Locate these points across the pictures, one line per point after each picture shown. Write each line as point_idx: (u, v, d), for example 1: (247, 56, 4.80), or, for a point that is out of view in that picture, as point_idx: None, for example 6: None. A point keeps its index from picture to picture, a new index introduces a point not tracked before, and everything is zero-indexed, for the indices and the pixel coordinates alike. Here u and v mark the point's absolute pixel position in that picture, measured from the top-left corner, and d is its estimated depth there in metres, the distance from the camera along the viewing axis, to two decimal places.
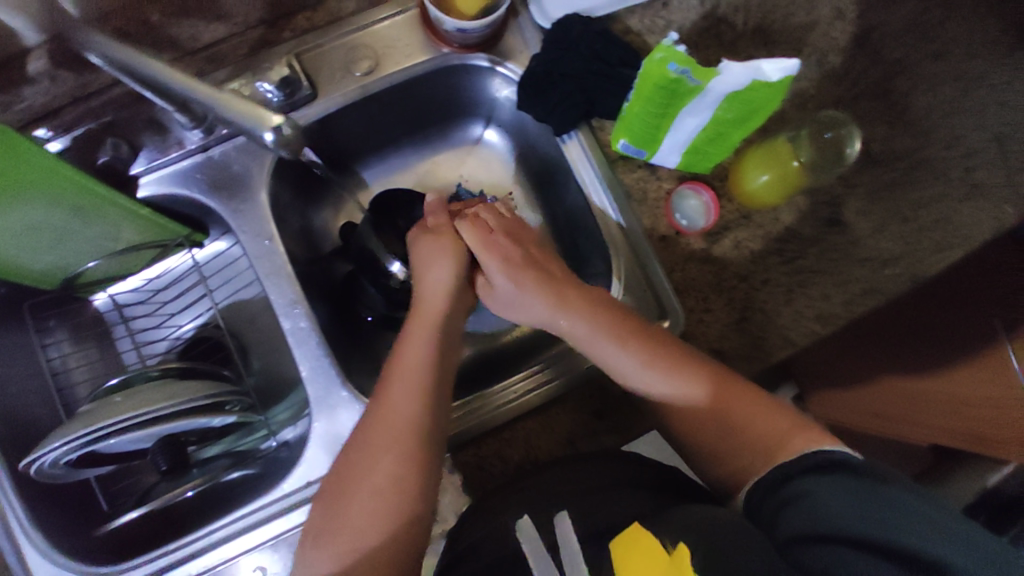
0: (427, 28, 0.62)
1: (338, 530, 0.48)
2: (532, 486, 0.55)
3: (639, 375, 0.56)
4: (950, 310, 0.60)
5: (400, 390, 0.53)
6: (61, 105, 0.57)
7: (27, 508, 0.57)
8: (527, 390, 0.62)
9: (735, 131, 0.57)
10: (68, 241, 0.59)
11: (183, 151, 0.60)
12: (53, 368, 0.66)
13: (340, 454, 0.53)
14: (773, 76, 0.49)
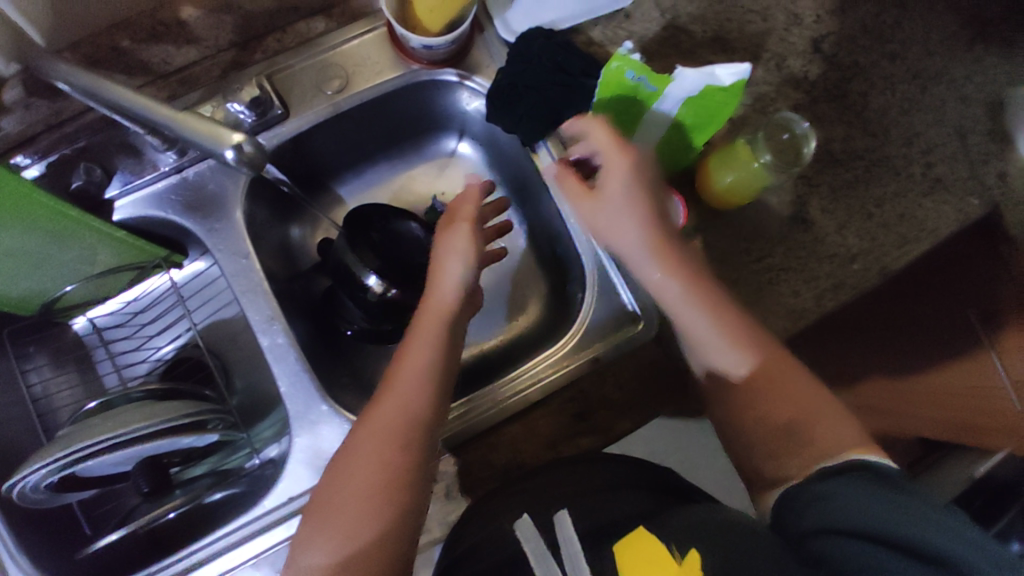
0: (395, 45, 0.63)
1: (336, 522, 0.50)
2: (535, 489, 0.57)
3: (716, 340, 0.56)
4: (922, 307, 0.70)
5: (401, 391, 0.54)
6: (37, 133, 0.56)
7: (15, 534, 0.57)
8: (518, 391, 0.63)
9: (698, 136, 0.60)
10: (45, 265, 0.59)
11: (158, 173, 0.62)
12: (33, 395, 0.66)
13: (342, 450, 0.53)
14: (727, 81, 0.54)
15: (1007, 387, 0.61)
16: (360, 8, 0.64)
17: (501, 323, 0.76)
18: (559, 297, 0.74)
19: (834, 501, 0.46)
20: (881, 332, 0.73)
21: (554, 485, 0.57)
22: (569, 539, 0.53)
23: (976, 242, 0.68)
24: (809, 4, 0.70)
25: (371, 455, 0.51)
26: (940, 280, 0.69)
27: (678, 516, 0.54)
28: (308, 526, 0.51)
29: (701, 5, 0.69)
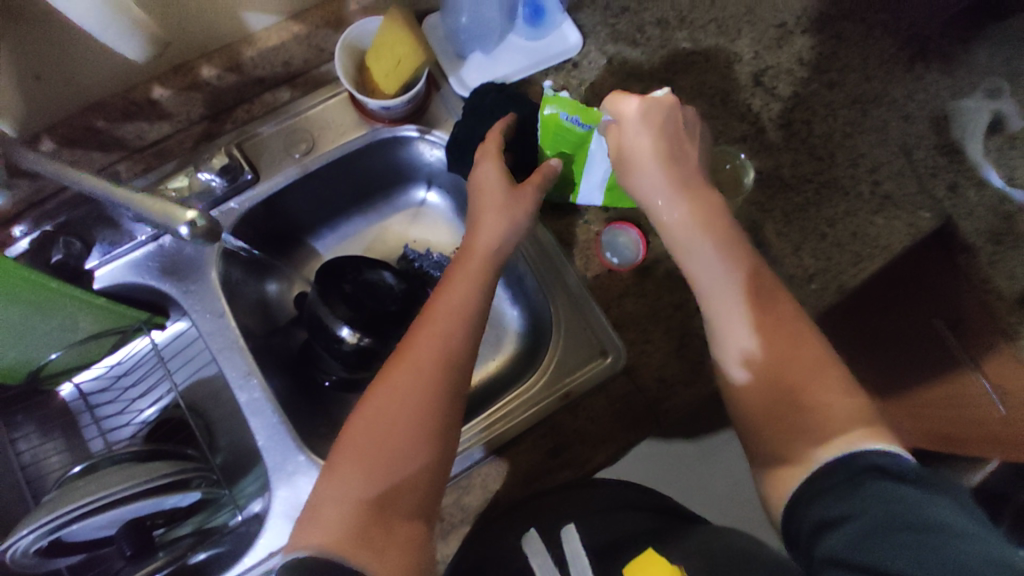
0: (357, 107, 0.67)
1: (368, 462, 0.50)
2: (536, 509, 0.59)
3: (732, 318, 0.55)
4: (894, 315, 0.66)
5: (442, 337, 0.55)
6: (21, 211, 0.61)
7: None
8: (534, 394, 0.65)
9: None
10: (29, 336, 0.62)
11: (134, 242, 0.65)
12: (22, 462, 0.67)
13: (384, 389, 0.53)
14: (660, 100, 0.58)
15: (992, 400, 0.57)
16: (323, 76, 0.69)
17: (480, 361, 0.77)
18: (533, 335, 0.75)
19: (847, 521, 0.43)
20: (891, 341, 0.65)
21: (561, 506, 0.59)
22: (577, 553, 0.52)
23: (933, 253, 0.68)
24: (747, 42, 0.74)
25: (409, 399, 0.52)
26: (910, 275, 0.68)
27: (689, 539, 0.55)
28: (334, 468, 0.51)
29: (646, 50, 0.73)
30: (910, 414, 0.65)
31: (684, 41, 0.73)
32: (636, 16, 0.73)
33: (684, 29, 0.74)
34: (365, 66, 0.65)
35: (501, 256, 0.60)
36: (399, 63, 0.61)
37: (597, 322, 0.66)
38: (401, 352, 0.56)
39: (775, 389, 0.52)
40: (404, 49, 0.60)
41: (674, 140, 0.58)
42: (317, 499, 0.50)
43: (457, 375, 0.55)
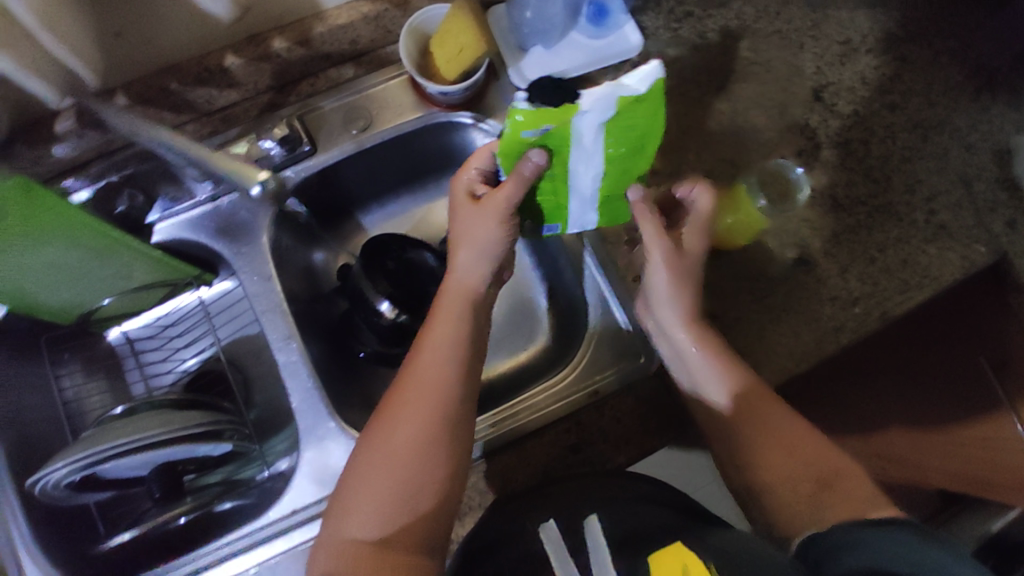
0: (416, 91, 0.69)
1: (371, 498, 0.52)
2: (552, 503, 0.58)
3: (716, 381, 0.58)
4: (933, 350, 0.67)
5: (431, 371, 0.57)
6: (89, 159, 0.64)
7: (31, 527, 0.62)
8: (556, 395, 0.65)
9: (639, 160, 0.53)
10: (85, 279, 0.65)
11: (194, 202, 0.68)
12: (65, 398, 0.72)
13: (377, 426, 0.55)
14: (641, 89, 0.45)
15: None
16: (387, 57, 0.71)
17: (511, 351, 0.77)
18: (568, 330, 0.76)
19: (854, 552, 0.44)
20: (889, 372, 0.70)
21: (564, 500, 0.58)
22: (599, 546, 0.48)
23: (985, 288, 0.67)
24: (811, 57, 0.73)
25: (398, 437, 0.54)
26: (948, 321, 0.66)
27: (707, 538, 0.54)
28: (342, 505, 0.52)
29: (705, 57, 0.73)
30: (943, 451, 0.64)
31: (746, 50, 0.73)
32: (699, 23, 0.73)
33: (747, 40, 0.73)
34: (428, 51, 0.66)
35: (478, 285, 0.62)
36: (461, 52, 0.62)
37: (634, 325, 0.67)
38: (392, 389, 0.57)
39: (780, 411, 0.57)
40: (467, 38, 0.61)
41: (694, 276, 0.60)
42: (331, 533, 0.52)
43: (453, 409, 0.55)
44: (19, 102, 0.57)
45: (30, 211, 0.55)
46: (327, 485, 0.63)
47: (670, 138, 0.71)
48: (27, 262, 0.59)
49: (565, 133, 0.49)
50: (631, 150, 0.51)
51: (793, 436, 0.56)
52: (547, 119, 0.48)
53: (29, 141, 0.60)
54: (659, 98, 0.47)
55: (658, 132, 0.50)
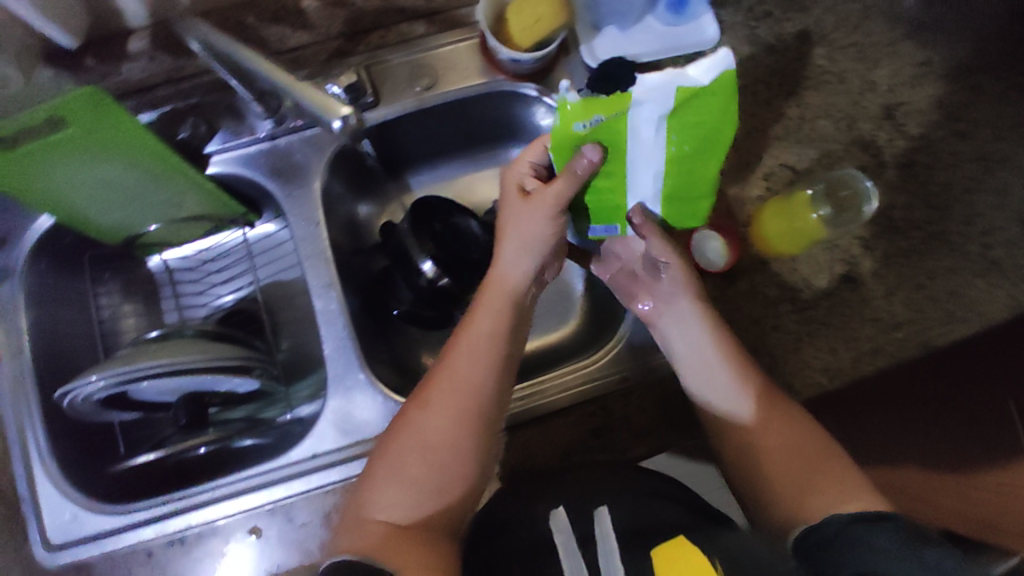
0: (485, 56, 0.69)
1: (401, 477, 0.54)
2: (563, 487, 0.58)
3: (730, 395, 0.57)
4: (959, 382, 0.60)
5: (468, 362, 0.58)
6: (155, 83, 0.65)
7: (45, 432, 0.65)
8: (584, 380, 0.65)
9: (700, 163, 0.50)
10: (139, 202, 0.66)
11: (254, 138, 0.67)
12: (101, 316, 0.73)
13: (412, 409, 0.57)
14: (705, 80, 0.42)
15: None
16: (460, 19, 0.70)
17: (541, 329, 0.78)
18: (600, 316, 0.76)
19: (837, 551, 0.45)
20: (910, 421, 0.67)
21: (579, 486, 0.58)
22: (607, 535, 0.52)
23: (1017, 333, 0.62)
24: (887, 73, 0.71)
25: (434, 426, 0.56)
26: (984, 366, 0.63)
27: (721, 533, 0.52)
28: (371, 481, 0.55)
29: (779, 59, 0.71)
30: (957, 490, 0.56)
31: (820, 58, 0.71)
32: (778, 24, 0.72)
33: (825, 46, 0.71)
34: (503, 18, 0.65)
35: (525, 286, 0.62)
36: (538, 21, 0.63)
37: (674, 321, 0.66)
38: (428, 374, 0.59)
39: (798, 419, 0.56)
40: (547, 8, 0.61)
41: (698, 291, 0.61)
42: (358, 507, 0.54)
43: (487, 402, 0.57)
44: (99, 14, 0.63)
45: (95, 125, 0.55)
46: (350, 435, 0.64)
47: (732, 136, 0.70)
48: (87, 176, 0.60)
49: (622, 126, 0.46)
50: (698, 144, 0.47)
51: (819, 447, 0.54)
52: (604, 111, 0.44)
53: (101, 56, 0.64)
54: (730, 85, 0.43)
55: (730, 123, 0.46)
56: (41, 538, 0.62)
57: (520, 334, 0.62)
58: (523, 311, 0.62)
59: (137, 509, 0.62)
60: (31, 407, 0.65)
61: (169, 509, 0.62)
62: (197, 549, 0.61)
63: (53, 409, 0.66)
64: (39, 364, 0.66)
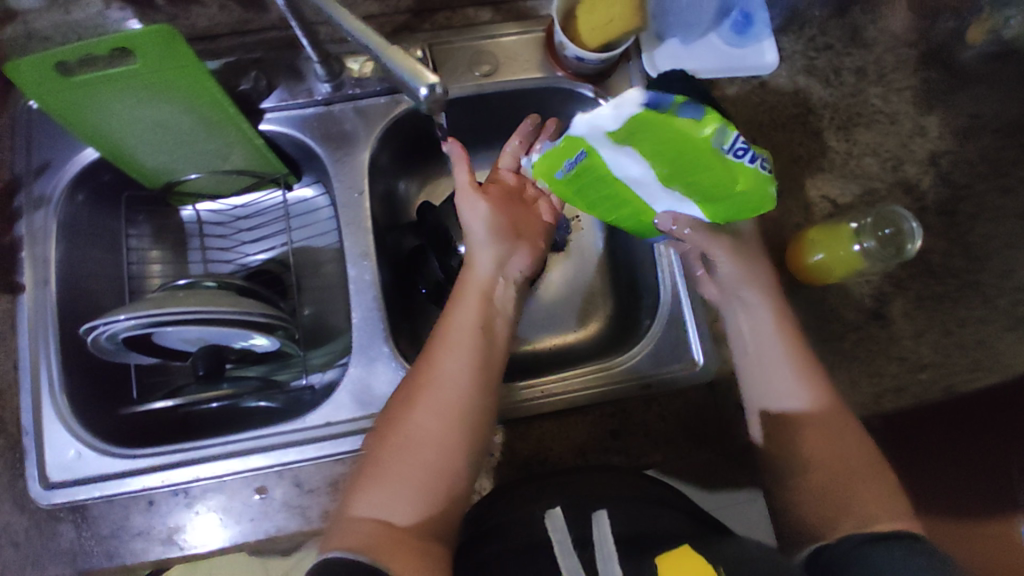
0: (548, 50, 0.69)
1: (387, 479, 0.53)
2: (573, 483, 0.58)
3: (783, 400, 0.57)
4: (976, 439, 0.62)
5: (444, 359, 0.57)
6: (220, 33, 0.66)
7: (63, 375, 0.63)
8: (601, 382, 0.65)
9: (691, 165, 0.45)
10: (187, 148, 0.66)
11: (311, 100, 0.67)
12: (130, 258, 0.73)
13: (392, 408, 0.57)
14: (614, 123, 0.43)
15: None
16: (526, 12, 0.71)
17: (560, 329, 0.78)
18: (623, 322, 0.76)
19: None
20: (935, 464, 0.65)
21: (590, 484, 0.58)
22: (606, 539, 0.49)
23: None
24: (938, 120, 0.71)
25: (414, 427, 0.55)
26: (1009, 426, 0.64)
27: (721, 544, 0.50)
28: (357, 486, 0.54)
29: (834, 93, 0.72)
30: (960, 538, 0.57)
31: (874, 97, 0.72)
32: (836, 58, 0.73)
33: (880, 86, 0.72)
34: (574, 13, 0.66)
35: (498, 286, 0.62)
36: (611, 22, 0.62)
37: (702, 334, 0.66)
38: (408, 374, 0.59)
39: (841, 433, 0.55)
40: (621, 10, 0.60)
41: (765, 279, 0.62)
42: (344, 513, 0.53)
43: (467, 397, 0.56)
44: None
45: (160, 61, 0.55)
46: (367, 407, 0.63)
47: (781, 161, 0.70)
48: (140, 113, 0.60)
49: (598, 165, 0.51)
50: (684, 159, 0.45)
51: (840, 472, 0.54)
52: (569, 155, 0.51)
53: None
54: (655, 113, 0.42)
55: (697, 134, 0.41)
56: (40, 475, 0.61)
57: (500, 331, 0.61)
58: (501, 309, 0.62)
59: (141, 457, 0.61)
60: (47, 340, 0.64)
61: (176, 458, 0.61)
62: (201, 503, 0.60)
63: (71, 344, 0.65)
64: (61, 297, 0.65)
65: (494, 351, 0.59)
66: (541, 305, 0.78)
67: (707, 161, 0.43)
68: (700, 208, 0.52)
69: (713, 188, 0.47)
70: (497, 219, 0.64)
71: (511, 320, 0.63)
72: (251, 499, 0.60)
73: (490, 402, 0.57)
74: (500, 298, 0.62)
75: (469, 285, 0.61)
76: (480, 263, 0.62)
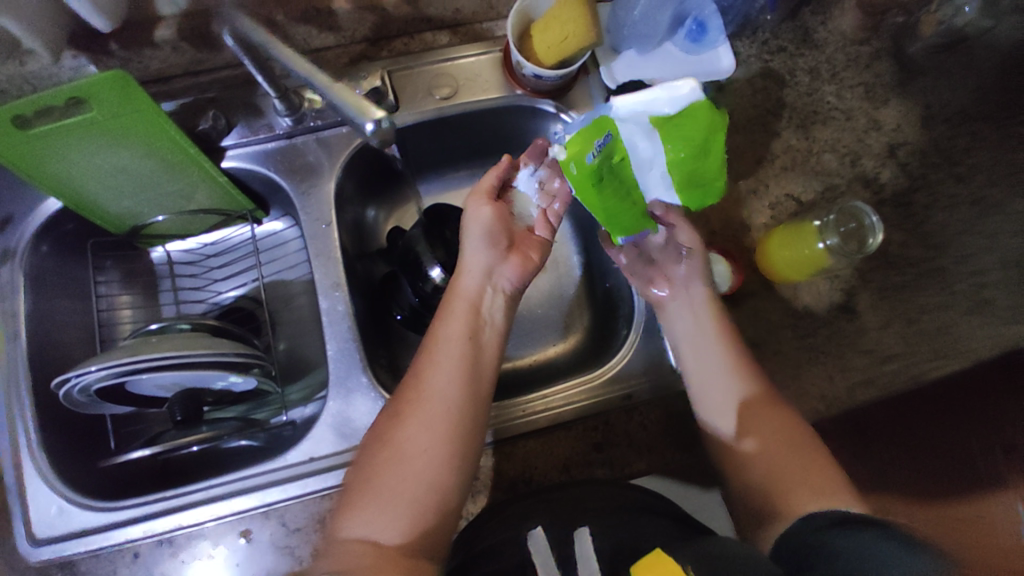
0: (506, 70, 0.70)
1: (378, 496, 0.52)
2: (559, 499, 0.57)
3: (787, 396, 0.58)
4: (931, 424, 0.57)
5: (436, 373, 0.58)
6: (175, 75, 0.66)
7: (40, 430, 0.62)
8: (585, 396, 0.65)
9: (713, 144, 0.52)
10: (148, 191, 0.65)
11: (271, 134, 0.67)
12: (99, 306, 0.71)
13: (383, 423, 0.56)
14: (669, 108, 0.53)
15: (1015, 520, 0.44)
16: (482, 33, 0.72)
17: (539, 344, 0.78)
18: (601, 332, 0.76)
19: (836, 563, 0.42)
20: (878, 445, 0.59)
21: (582, 501, 0.56)
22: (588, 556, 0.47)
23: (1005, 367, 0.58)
24: (891, 113, 0.73)
25: (405, 441, 0.54)
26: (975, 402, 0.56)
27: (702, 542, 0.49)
28: (348, 506, 0.53)
29: (791, 93, 0.74)
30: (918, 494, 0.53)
31: (829, 95, 0.74)
32: (790, 59, 0.75)
33: (834, 85, 0.74)
34: (528, 34, 0.67)
35: (486, 299, 0.63)
36: (566, 40, 0.62)
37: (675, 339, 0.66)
38: (399, 389, 0.59)
39: None
40: (574, 27, 0.61)
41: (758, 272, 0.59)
42: (337, 531, 0.52)
43: (461, 411, 0.56)
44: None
45: (117, 108, 0.54)
46: (348, 440, 0.62)
47: (742, 163, 0.72)
48: (97, 160, 0.59)
49: (618, 150, 0.54)
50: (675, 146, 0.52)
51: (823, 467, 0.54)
52: (600, 132, 0.53)
53: None
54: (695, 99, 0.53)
55: (711, 117, 0.52)
56: (25, 532, 0.60)
57: (490, 343, 0.62)
58: (488, 323, 0.62)
59: (123, 508, 0.60)
60: (21, 396, 0.62)
61: (157, 508, 0.60)
62: (185, 552, 0.59)
63: (46, 398, 0.64)
64: (32, 352, 0.64)
65: (486, 362, 0.60)
66: (522, 320, 0.79)
67: (698, 147, 0.51)
68: (680, 195, 0.54)
69: (688, 177, 0.53)
70: (494, 227, 0.65)
71: (500, 332, 0.63)
72: (236, 543, 0.59)
73: (483, 415, 0.57)
74: (488, 313, 0.63)
75: (456, 297, 0.62)
76: (468, 273, 0.63)
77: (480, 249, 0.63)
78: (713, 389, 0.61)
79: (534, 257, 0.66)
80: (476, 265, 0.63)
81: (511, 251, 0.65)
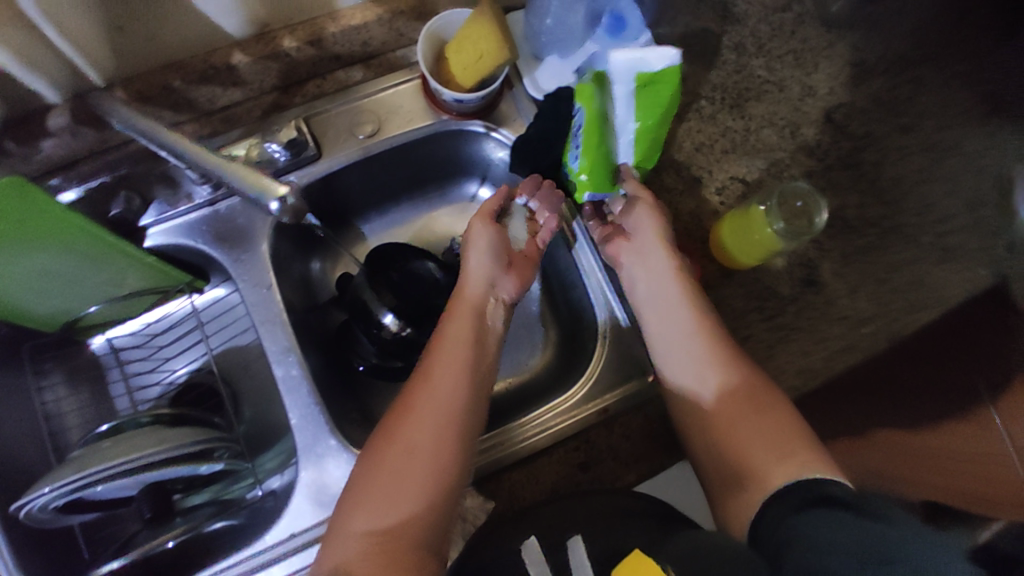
0: (428, 96, 0.67)
1: (385, 493, 0.50)
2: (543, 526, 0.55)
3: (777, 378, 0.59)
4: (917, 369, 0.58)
5: (445, 370, 0.57)
6: (80, 159, 0.62)
7: (16, 554, 0.57)
8: (564, 416, 0.63)
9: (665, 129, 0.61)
10: (75, 286, 0.61)
11: (192, 205, 0.65)
12: (47, 412, 0.67)
13: (387, 422, 0.55)
14: (658, 64, 0.55)
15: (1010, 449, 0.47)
16: (397, 61, 0.69)
17: (512, 366, 0.76)
18: (571, 345, 0.74)
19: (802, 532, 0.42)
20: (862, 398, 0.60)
21: (564, 523, 0.54)
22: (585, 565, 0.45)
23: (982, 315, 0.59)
24: (823, 77, 0.72)
25: (413, 437, 0.53)
26: (954, 344, 0.57)
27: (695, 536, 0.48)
28: (349, 506, 0.51)
29: (720, 73, 0.73)
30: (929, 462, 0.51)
31: (759, 68, 0.73)
32: (715, 38, 0.73)
33: (762, 57, 0.73)
34: (442, 58, 0.64)
35: (491, 304, 0.64)
36: (481, 58, 0.59)
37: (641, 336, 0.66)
38: (404, 389, 0.57)
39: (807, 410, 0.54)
40: (488, 45, 0.58)
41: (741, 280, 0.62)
42: (339, 528, 0.50)
43: (474, 411, 0.56)
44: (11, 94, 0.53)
45: (19, 212, 0.51)
46: (327, 506, 0.59)
47: (682, 151, 0.70)
48: (12, 268, 0.55)
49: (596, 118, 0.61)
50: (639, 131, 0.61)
51: None
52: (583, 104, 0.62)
53: None
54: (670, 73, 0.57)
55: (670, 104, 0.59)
56: None
57: (491, 346, 0.62)
58: (489, 328, 0.63)
59: None
60: None
61: None
62: None
63: None
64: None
65: (490, 366, 0.61)
66: None
67: (653, 128, 0.61)
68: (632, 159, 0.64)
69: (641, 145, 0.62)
70: (495, 242, 0.65)
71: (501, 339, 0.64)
72: None
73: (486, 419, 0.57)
74: (489, 316, 0.63)
75: (462, 298, 0.62)
76: (471, 277, 0.64)
77: (485, 260, 0.64)
78: (687, 361, 0.60)
79: (530, 273, 0.67)
80: (480, 271, 0.64)
81: (511, 267, 0.66)
